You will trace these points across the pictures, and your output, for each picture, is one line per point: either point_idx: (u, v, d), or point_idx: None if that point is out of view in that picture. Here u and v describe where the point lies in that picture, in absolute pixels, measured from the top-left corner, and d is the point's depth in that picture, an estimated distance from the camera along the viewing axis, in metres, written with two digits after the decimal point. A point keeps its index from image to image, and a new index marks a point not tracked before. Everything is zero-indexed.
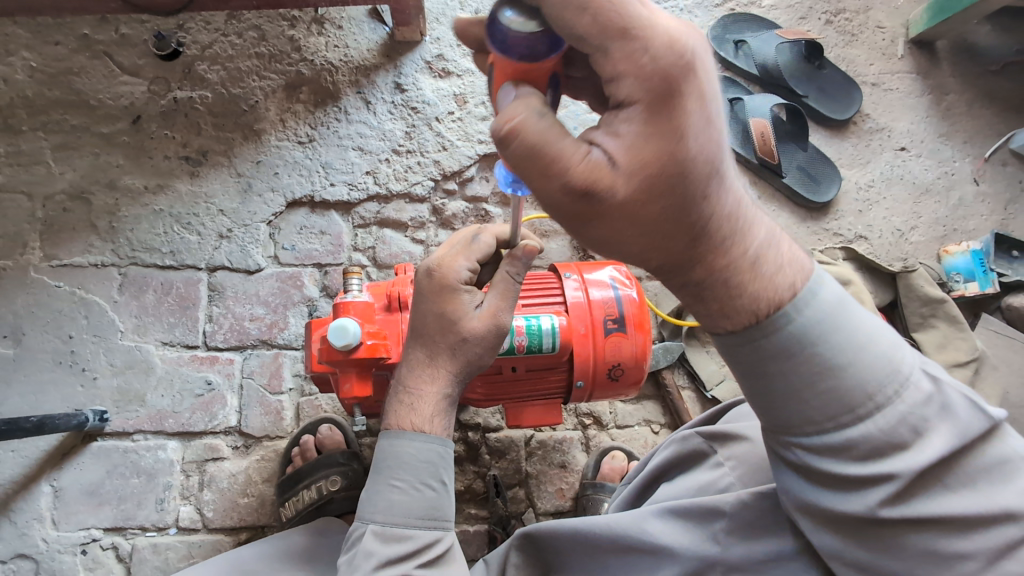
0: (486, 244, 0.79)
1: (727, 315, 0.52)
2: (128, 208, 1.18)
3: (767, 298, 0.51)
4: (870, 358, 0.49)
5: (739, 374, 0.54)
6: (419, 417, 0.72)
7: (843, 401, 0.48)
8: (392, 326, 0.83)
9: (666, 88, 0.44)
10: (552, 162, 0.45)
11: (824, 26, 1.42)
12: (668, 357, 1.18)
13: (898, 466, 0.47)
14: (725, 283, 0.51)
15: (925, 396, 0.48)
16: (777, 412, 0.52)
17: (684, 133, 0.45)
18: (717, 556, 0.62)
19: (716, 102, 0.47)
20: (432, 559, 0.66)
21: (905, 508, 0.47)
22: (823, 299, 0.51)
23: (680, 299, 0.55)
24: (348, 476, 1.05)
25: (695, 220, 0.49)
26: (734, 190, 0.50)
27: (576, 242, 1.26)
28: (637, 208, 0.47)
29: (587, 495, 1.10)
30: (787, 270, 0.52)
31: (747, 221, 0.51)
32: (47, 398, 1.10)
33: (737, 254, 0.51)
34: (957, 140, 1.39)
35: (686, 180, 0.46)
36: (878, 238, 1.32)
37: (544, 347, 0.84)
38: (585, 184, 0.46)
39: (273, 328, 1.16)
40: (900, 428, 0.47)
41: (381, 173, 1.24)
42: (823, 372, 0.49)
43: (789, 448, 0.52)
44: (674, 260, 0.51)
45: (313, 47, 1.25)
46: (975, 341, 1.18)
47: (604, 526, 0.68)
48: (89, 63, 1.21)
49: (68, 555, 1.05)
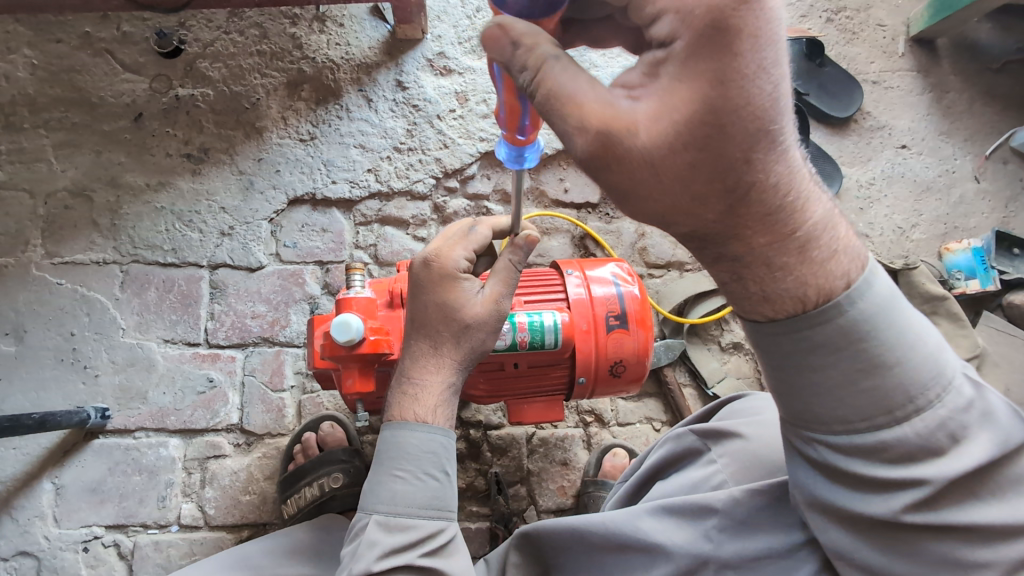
0: (482, 236, 0.81)
1: (767, 299, 0.50)
2: (130, 206, 1.18)
3: (816, 285, 0.49)
4: (917, 360, 0.47)
5: (771, 364, 0.52)
6: (422, 409, 0.72)
7: (882, 402, 0.47)
8: (393, 322, 0.83)
9: (715, 27, 0.42)
10: (566, 102, 0.47)
11: (824, 24, 1.43)
12: (670, 355, 1.18)
13: (931, 472, 0.46)
14: (767, 262, 0.49)
15: (967, 403, 0.46)
16: (809, 407, 0.50)
17: (731, 78, 0.42)
18: (710, 553, 0.61)
19: (777, 49, 0.43)
20: (436, 549, 0.66)
21: (930, 513, 0.46)
22: (876, 292, 0.48)
23: (715, 276, 0.53)
24: (349, 473, 1.05)
25: (733, 184, 0.46)
26: (788, 161, 0.47)
27: (577, 240, 1.27)
28: (662, 156, 0.46)
29: (588, 492, 1.10)
30: (841, 256, 0.49)
31: (802, 199, 0.48)
32: (49, 396, 1.10)
33: (784, 230, 0.48)
34: (958, 138, 1.39)
35: (726, 130, 0.43)
36: (880, 236, 1.32)
37: (546, 343, 0.84)
38: (599, 125, 0.46)
39: (274, 325, 1.16)
40: (938, 433, 0.46)
41: (382, 171, 1.24)
42: (869, 369, 0.47)
43: (814, 445, 0.51)
44: (705, 225, 0.49)
45: (315, 45, 1.26)
46: (976, 338, 1.18)
47: (599, 524, 0.68)
48: (90, 60, 1.21)
49: (70, 552, 1.05)
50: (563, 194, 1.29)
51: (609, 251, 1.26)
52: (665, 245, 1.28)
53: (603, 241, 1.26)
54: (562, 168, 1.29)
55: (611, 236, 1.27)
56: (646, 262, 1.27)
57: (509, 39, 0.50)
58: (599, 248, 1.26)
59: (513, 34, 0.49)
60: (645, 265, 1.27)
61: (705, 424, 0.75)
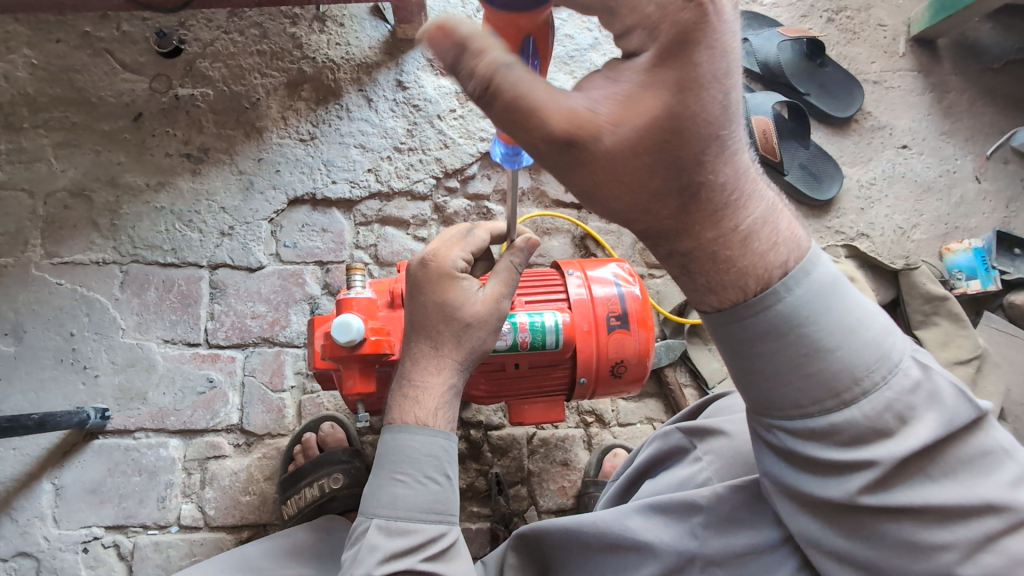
0: (480, 238, 0.81)
1: (712, 290, 0.50)
2: (130, 206, 1.18)
3: (756, 275, 0.49)
4: (860, 343, 0.47)
5: (726, 352, 0.52)
6: (423, 412, 0.72)
7: (828, 385, 0.47)
8: (394, 322, 0.83)
9: (678, 37, 0.41)
10: (530, 111, 0.43)
11: (825, 23, 1.42)
12: (670, 355, 1.17)
13: (881, 453, 0.45)
14: (712, 255, 0.49)
15: (913, 384, 0.46)
16: (761, 394, 0.50)
17: (689, 87, 0.42)
18: (696, 550, 0.61)
19: (732, 58, 0.43)
20: (437, 553, 0.66)
21: (884, 495, 0.46)
22: (817, 278, 0.48)
23: (665, 269, 0.52)
24: (349, 474, 1.05)
25: (687, 183, 0.46)
26: (736, 159, 0.47)
27: (577, 240, 1.26)
28: (622, 160, 0.45)
29: (589, 493, 1.10)
30: (781, 248, 0.49)
31: (745, 194, 0.48)
32: (47, 396, 1.09)
33: (730, 224, 0.48)
34: (959, 138, 1.39)
35: (683, 136, 0.43)
36: (881, 235, 1.32)
37: (547, 343, 0.84)
38: (565, 131, 0.44)
39: (275, 325, 1.16)
40: (885, 414, 0.45)
41: (382, 171, 1.24)
42: (813, 354, 0.47)
43: (772, 430, 0.51)
44: (658, 222, 0.49)
45: (314, 45, 1.25)
46: (977, 338, 1.18)
47: (591, 525, 0.68)
48: (90, 60, 1.20)
49: (70, 553, 1.05)
50: (564, 194, 1.28)
51: (609, 251, 1.25)
52: None
53: (604, 241, 1.26)
54: None
55: (611, 236, 1.27)
56: (646, 262, 1.27)
57: (453, 41, 0.44)
58: (599, 248, 1.26)
59: (457, 39, 0.44)
60: (645, 265, 1.27)
61: (691, 422, 0.75)
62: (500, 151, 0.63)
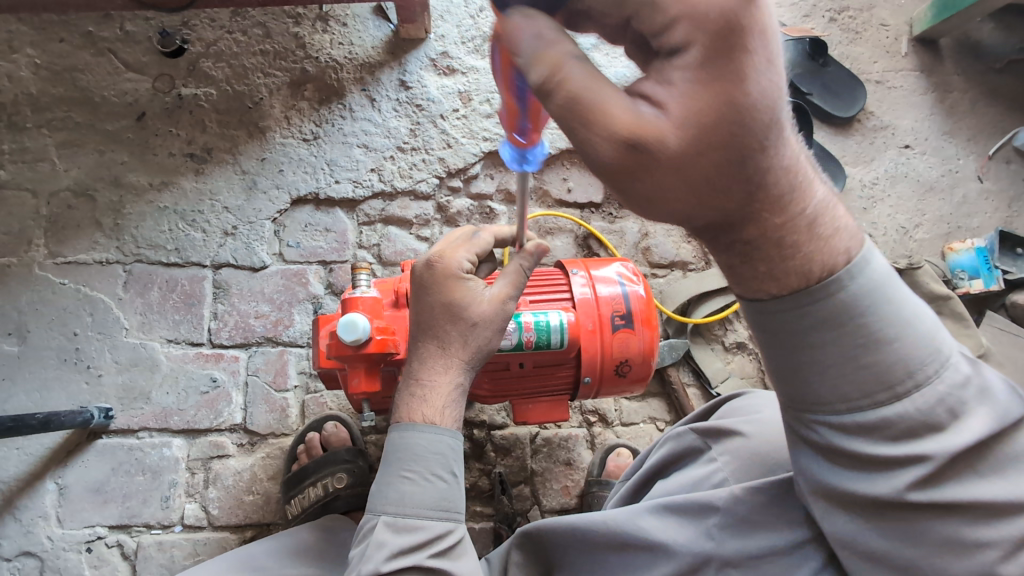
0: (485, 241, 0.82)
1: (774, 277, 0.49)
2: (133, 206, 1.18)
3: (821, 262, 0.48)
4: (915, 336, 0.47)
5: (774, 342, 0.51)
6: (430, 410, 0.71)
7: (883, 378, 0.47)
8: (399, 321, 0.83)
9: (726, 25, 0.39)
10: (594, 113, 0.42)
11: (827, 23, 1.43)
12: (673, 354, 1.18)
13: (933, 447, 0.45)
14: (778, 243, 0.48)
15: (964, 379, 0.46)
16: (809, 387, 0.50)
17: (748, 74, 0.41)
18: (711, 552, 0.61)
19: (776, 42, 0.42)
20: (445, 550, 0.66)
21: (933, 492, 0.46)
22: (875, 269, 0.48)
23: (720, 259, 0.51)
24: (354, 473, 1.05)
25: (752, 173, 0.44)
26: (792, 145, 0.46)
27: (580, 240, 1.27)
28: (687, 159, 0.43)
29: (592, 492, 1.10)
30: (843, 233, 0.49)
31: (807, 179, 0.48)
32: (52, 395, 1.09)
33: (797, 207, 0.47)
34: (961, 138, 1.39)
35: (745, 124, 0.42)
36: (883, 235, 1.32)
37: (552, 343, 0.84)
38: (630, 134, 0.42)
39: (278, 325, 1.16)
40: (938, 408, 0.46)
41: (386, 170, 1.24)
42: (870, 344, 0.47)
43: (815, 428, 0.50)
44: (724, 216, 0.47)
45: (318, 45, 1.25)
46: (980, 338, 1.18)
47: (602, 523, 0.68)
48: (92, 60, 1.20)
49: (73, 553, 1.05)
50: (566, 193, 1.29)
51: (613, 251, 1.25)
52: (669, 244, 1.28)
53: (606, 241, 1.26)
54: (565, 168, 1.29)
55: (613, 236, 1.27)
56: (649, 262, 1.27)
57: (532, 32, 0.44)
58: (602, 247, 1.27)
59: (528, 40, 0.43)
60: (648, 265, 1.27)
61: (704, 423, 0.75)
62: (508, 152, 0.60)
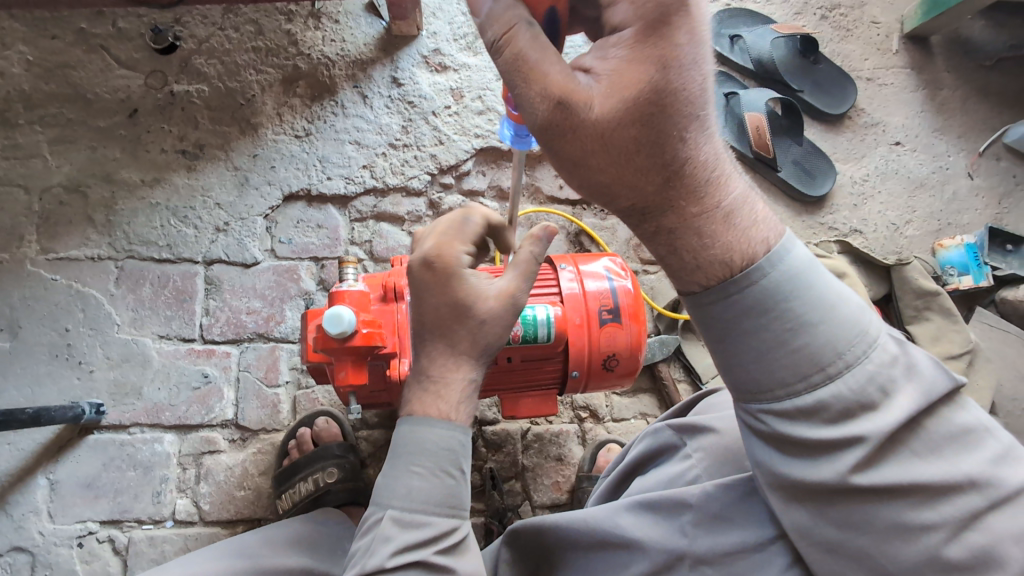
0: (477, 225, 0.77)
1: (699, 268, 0.53)
2: (125, 201, 1.18)
3: (739, 251, 0.52)
4: (839, 318, 0.49)
5: (710, 335, 0.54)
6: (446, 405, 0.69)
7: (811, 358, 0.48)
8: (387, 316, 0.84)
9: (661, 20, 0.48)
10: (533, 67, 0.49)
11: (819, 21, 1.43)
12: (664, 350, 1.19)
13: (867, 428, 0.46)
14: (699, 232, 0.52)
15: (891, 357, 0.48)
16: (746, 374, 0.51)
17: (669, 65, 0.48)
18: (685, 549, 0.61)
19: (705, 48, 0.49)
20: (450, 548, 0.64)
21: (873, 473, 0.46)
22: (795, 257, 0.51)
23: (650, 250, 0.55)
24: (344, 468, 1.06)
25: (671, 159, 0.51)
26: (714, 142, 0.53)
27: (572, 236, 1.27)
28: (612, 130, 0.49)
29: (582, 488, 1.11)
30: (760, 226, 0.53)
31: (723, 176, 0.53)
32: (43, 390, 1.09)
33: (712, 201, 0.52)
34: (951, 135, 1.40)
35: (668, 111, 0.49)
36: (874, 232, 1.32)
37: (539, 337, 0.84)
38: (559, 93, 0.49)
39: (270, 321, 1.16)
40: (868, 387, 0.47)
41: (378, 167, 1.24)
42: (796, 328, 0.49)
43: (759, 416, 0.51)
44: (644, 198, 0.53)
45: (310, 42, 1.26)
46: (969, 333, 1.18)
47: (582, 520, 0.68)
48: (86, 57, 1.21)
49: (65, 548, 1.05)
50: (558, 190, 1.29)
51: (605, 248, 1.26)
52: None
53: (598, 238, 1.26)
54: None
55: (605, 232, 1.28)
56: (640, 258, 1.28)
57: None
58: (594, 244, 1.27)
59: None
60: (639, 261, 1.27)
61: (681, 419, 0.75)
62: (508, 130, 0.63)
